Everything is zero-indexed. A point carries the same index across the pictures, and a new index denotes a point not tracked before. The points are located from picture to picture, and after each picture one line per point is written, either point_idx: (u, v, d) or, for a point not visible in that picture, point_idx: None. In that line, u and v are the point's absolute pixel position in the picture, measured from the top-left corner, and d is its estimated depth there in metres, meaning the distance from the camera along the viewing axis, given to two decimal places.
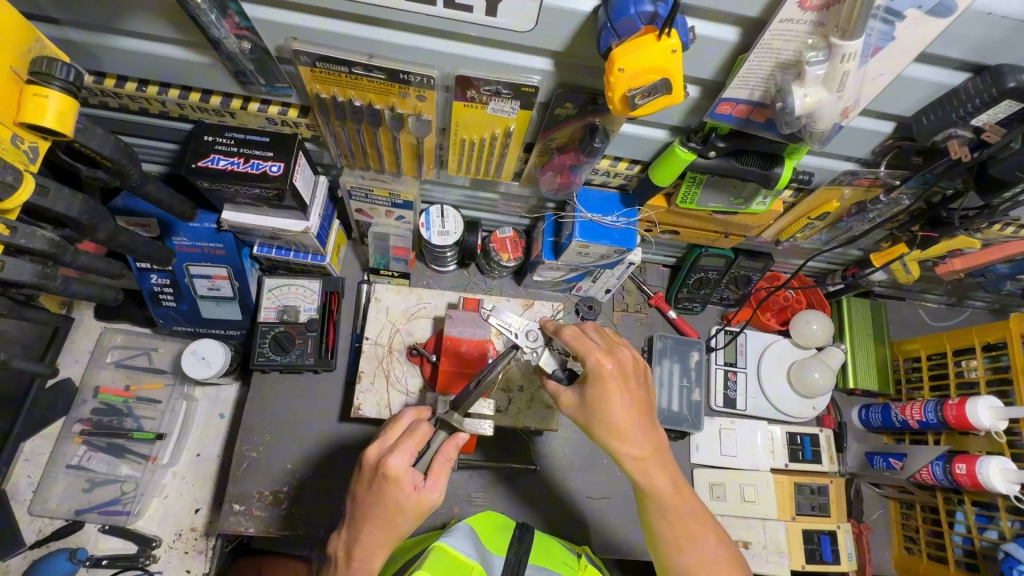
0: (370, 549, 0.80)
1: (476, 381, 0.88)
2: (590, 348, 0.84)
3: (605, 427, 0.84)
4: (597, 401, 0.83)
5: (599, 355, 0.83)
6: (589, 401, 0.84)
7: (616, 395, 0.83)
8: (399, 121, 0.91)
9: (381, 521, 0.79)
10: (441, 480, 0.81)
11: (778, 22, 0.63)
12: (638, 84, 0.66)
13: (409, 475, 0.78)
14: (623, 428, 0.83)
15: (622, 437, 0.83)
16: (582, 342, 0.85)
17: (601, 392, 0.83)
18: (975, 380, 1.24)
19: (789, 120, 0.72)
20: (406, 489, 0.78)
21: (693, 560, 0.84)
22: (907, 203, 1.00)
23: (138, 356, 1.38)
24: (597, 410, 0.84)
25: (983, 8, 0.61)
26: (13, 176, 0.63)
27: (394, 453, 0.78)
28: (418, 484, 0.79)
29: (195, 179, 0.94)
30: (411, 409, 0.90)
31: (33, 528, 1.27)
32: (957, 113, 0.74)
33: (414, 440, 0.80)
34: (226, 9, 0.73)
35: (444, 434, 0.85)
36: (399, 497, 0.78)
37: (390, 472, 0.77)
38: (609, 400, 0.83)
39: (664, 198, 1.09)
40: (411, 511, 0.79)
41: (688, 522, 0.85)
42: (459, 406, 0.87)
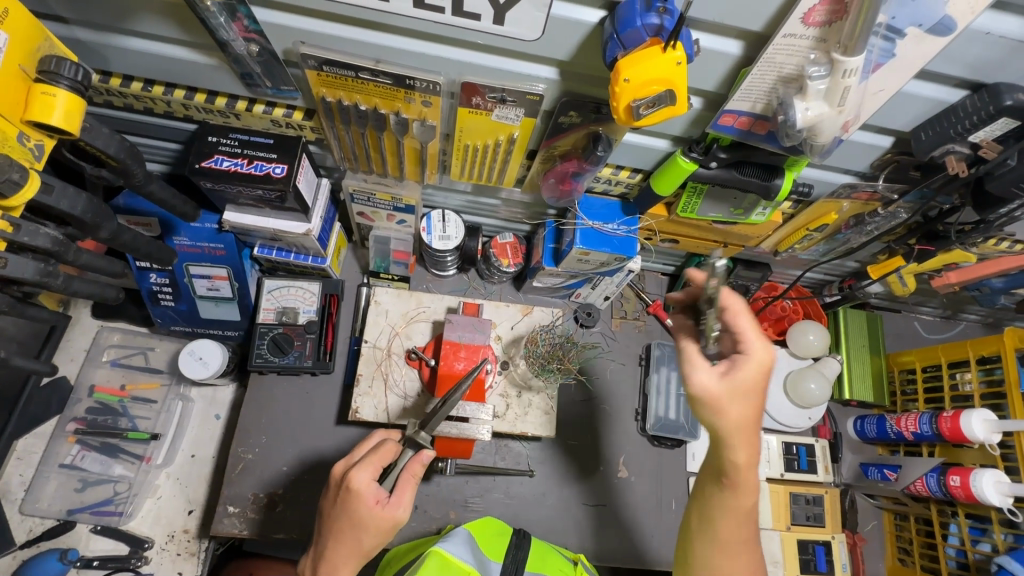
0: (335, 565, 0.80)
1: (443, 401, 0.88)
2: (759, 334, 0.69)
3: (733, 422, 0.69)
4: (748, 394, 0.69)
5: (765, 344, 0.70)
6: (729, 391, 0.69)
7: (759, 394, 0.70)
8: (403, 125, 0.91)
9: (349, 537, 0.79)
10: (405, 497, 0.81)
11: (781, 38, 0.64)
12: (643, 94, 0.66)
13: (371, 489, 0.79)
14: (745, 427, 0.70)
15: (740, 437, 0.70)
16: (755, 326, 0.70)
17: (753, 377, 0.69)
18: (970, 393, 1.25)
19: (790, 133, 0.73)
20: (369, 504, 0.79)
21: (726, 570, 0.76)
22: (905, 217, 1.01)
23: (135, 356, 1.37)
24: (739, 399, 0.69)
25: (982, 28, 0.62)
26: (20, 174, 0.63)
27: (358, 468, 0.80)
28: (381, 499, 0.80)
29: (199, 179, 0.95)
30: (382, 430, 0.91)
31: (24, 528, 1.26)
32: (955, 128, 0.74)
33: (378, 455, 0.83)
34: (236, 13, 0.74)
35: (410, 451, 0.84)
36: (360, 512, 0.79)
37: (351, 485, 0.79)
38: (745, 397, 0.69)
39: (664, 207, 1.10)
40: (375, 528, 0.79)
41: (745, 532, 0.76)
42: (424, 422, 0.86)
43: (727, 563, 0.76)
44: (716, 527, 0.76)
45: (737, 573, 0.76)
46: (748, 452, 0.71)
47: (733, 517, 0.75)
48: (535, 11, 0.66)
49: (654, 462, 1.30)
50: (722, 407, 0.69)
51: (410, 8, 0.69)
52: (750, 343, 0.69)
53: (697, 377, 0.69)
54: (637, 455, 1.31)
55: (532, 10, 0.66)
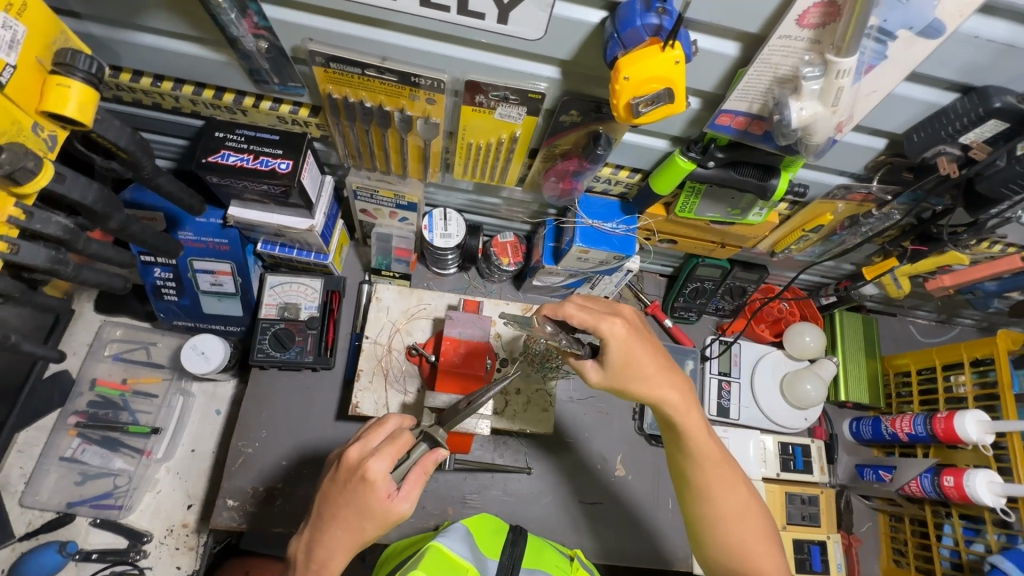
0: (331, 550, 0.82)
1: (468, 402, 0.87)
2: (599, 317, 0.81)
3: (640, 383, 0.83)
4: (628, 363, 0.82)
5: (609, 320, 0.81)
6: (613, 366, 0.82)
7: (640, 350, 0.82)
8: (407, 123, 0.93)
9: (348, 524, 0.81)
10: (413, 493, 0.81)
11: (777, 39, 0.66)
12: (642, 92, 0.68)
13: (386, 482, 0.79)
14: (658, 380, 0.83)
15: (655, 386, 0.83)
16: (592, 313, 0.82)
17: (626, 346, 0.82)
18: (963, 395, 1.27)
19: (785, 132, 0.75)
20: (379, 496, 0.79)
21: (725, 508, 0.86)
22: (898, 218, 1.03)
23: (136, 350, 1.38)
24: (630, 369, 0.82)
25: (970, 31, 0.64)
26: (35, 163, 0.65)
27: (377, 458, 0.79)
28: (391, 493, 0.80)
29: (205, 173, 0.96)
30: (397, 415, 0.90)
31: (24, 520, 1.26)
32: (947, 130, 0.76)
33: (396, 445, 0.81)
34: (246, 10, 0.75)
35: (424, 446, 0.84)
36: (372, 503, 0.79)
37: (368, 476, 0.78)
38: (628, 369, 0.82)
39: (663, 207, 1.12)
40: (380, 520, 0.80)
41: (715, 465, 0.86)
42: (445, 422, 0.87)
43: (719, 501, 0.86)
44: (693, 482, 0.86)
45: (730, 508, 0.86)
46: (670, 390, 0.83)
47: (692, 457, 0.86)
48: (539, 10, 0.68)
49: (652, 461, 1.31)
50: (626, 385, 0.84)
51: (417, 7, 0.71)
52: (598, 331, 0.81)
53: (593, 375, 0.85)
54: (634, 454, 1.31)
55: (535, 9, 0.68)
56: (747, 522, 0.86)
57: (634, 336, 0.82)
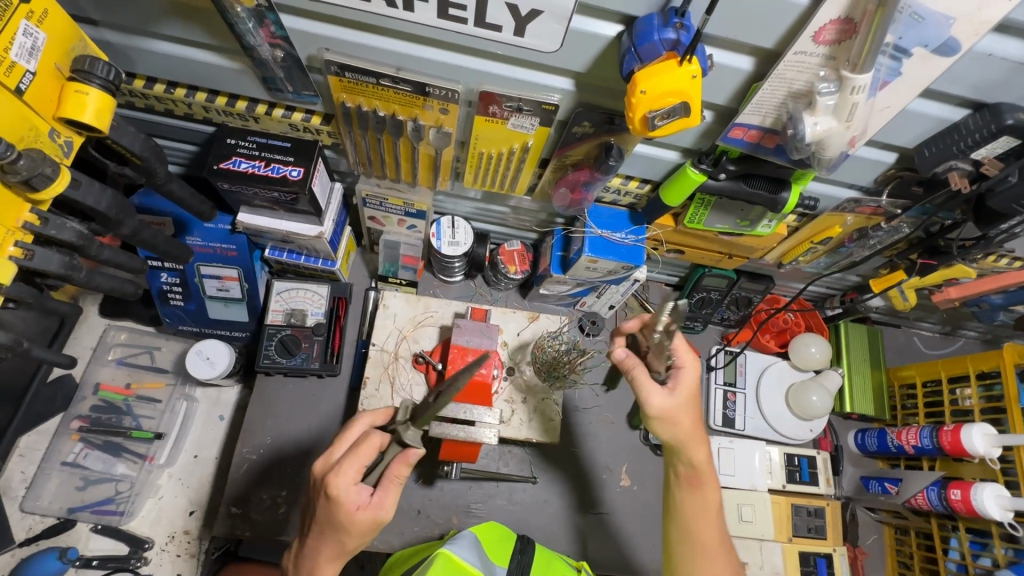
0: (317, 560, 0.82)
1: (436, 396, 0.78)
2: (689, 351, 0.87)
3: (683, 431, 0.86)
4: (687, 403, 0.85)
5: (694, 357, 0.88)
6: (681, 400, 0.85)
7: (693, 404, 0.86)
8: (419, 132, 0.93)
9: (328, 536, 0.80)
10: (387, 497, 0.79)
11: (792, 55, 0.67)
12: (658, 105, 0.69)
13: (351, 494, 0.78)
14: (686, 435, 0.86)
15: (691, 441, 0.86)
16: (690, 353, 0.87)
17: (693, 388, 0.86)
18: (969, 408, 1.27)
19: (799, 146, 0.75)
20: (349, 508, 0.78)
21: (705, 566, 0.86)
22: (907, 231, 1.04)
23: (141, 355, 1.38)
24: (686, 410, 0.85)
25: (984, 50, 0.65)
26: (53, 169, 0.65)
27: (337, 471, 0.78)
28: (363, 503, 0.78)
29: (217, 180, 0.96)
30: (367, 416, 0.89)
31: (24, 525, 1.25)
32: (958, 145, 0.77)
33: (360, 454, 0.80)
34: (264, 19, 0.76)
35: (396, 447, 0.81)
36: (340, 516, 0.78)
37: (330, 491, 0.77)
38: (682, 409, 0.85)
39: (672, 218, 1.12)
40: (355, 530, 0.78)
41: (711, 531, 0.87)
42: (415, 419, 0.79)
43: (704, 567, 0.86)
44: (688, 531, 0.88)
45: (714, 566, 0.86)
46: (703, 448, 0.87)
47: (690, 507, 0.88)
48: (555, 23, 0.68)
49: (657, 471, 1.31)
50: (667, 423, 0.86)
51: (434, 18, 0.71)
52: (682, 360, 0.87)
53: (655, 398, 0.84)
54: (639, 465, 1.31)
55: (552, 23, 0.68)
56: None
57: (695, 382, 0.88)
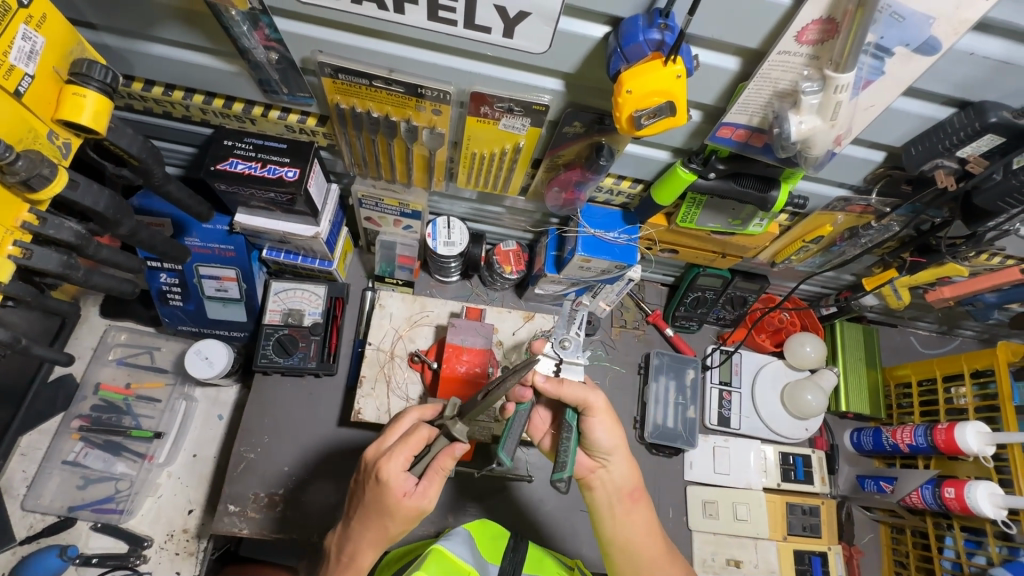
0: (358, 546, 0.85)
1: (484, 393, 0.82)
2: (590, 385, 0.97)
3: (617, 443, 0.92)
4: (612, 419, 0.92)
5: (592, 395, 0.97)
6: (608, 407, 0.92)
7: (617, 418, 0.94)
8: (413, 133, 0.94)
9: (372, 523, 0.83)
10: (432, 489, 0.82)
11: (776, 54, 0.68)
12: (644, 105, 0.70)
13: (401, 480, 0.80)
14: (613, 449, 0.91)
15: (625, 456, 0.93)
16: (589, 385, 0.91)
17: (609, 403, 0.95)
18: (964, 407, 1.27)
19: (785, 145, 0.76)
20: (395, 494, 0.80)
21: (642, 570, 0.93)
22: (897, 230, 1.05)
23: (141, 355, 1.39)
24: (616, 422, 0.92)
25: (966, 48, 0.66)
26: (50, 170, 0.67)
27: (390, 457, 0.81)
28: (409, 490, 0.81)
29: (214, 181, 0.98)
30: (414, 410, 0.91)
31: (25, 523, 1.26)
32: (944, 144, 0.78)
33: (410, 443, 0.82)
34: (258, 22, 0.77)
35: (444, 440, 0.83)
36: (388, 501, 0.80)
37: (381, 475, 0.80)
38: (609, 423, 0.90)
39: (665, 217, 1.13)
40: (400, 517, 0.81)
41: (655, 546, 0.94)
42: (464, 414, 0.83)
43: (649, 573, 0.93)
44: (625, 541, 0.93)
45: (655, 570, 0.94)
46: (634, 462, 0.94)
47: (624, 519, 0.93)
48: (543, 25, 0.69)
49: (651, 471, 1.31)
50: (601, 435, 0.90)
51: (426, 21, 0.73)
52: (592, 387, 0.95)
53: (595, 399, 0.89)
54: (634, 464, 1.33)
55: (540, 24, 0.69)
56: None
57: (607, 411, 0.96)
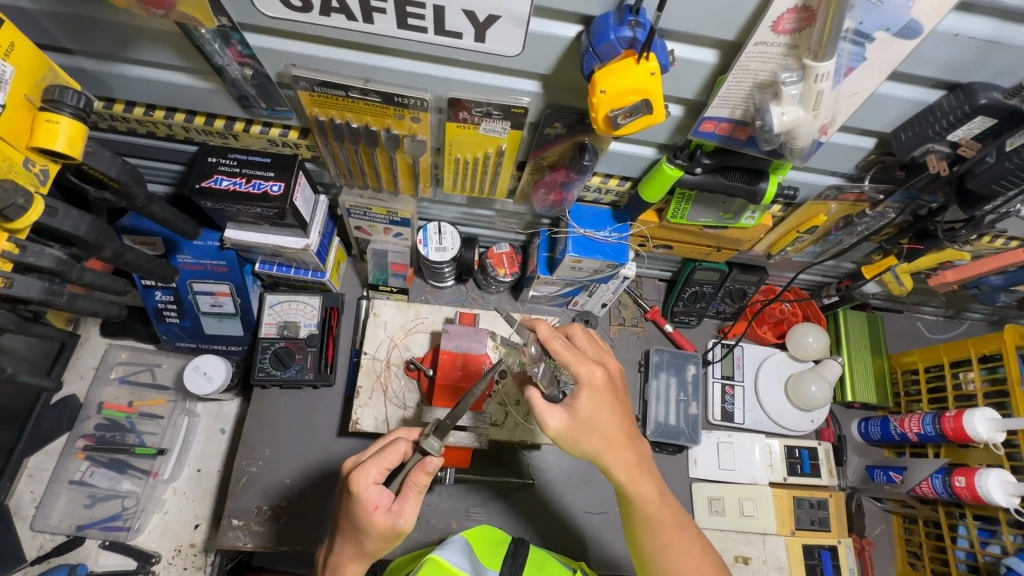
0: (341, 560, 0.84)
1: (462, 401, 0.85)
2: (582, 360, 0.81)
3: (599, 439, 0.81)
4: (595, 413, 0.80)
5: (590, 366, 0.80)
6: (582, 415, 0.80)
7: (606, 405, 0.81)
8: (395, 141, 0.93)
9: (349, 536, 0.82)
10: (408, 507, 0.79)
11: (753, 46, 0.66)
12: (620, 104, 0.69)
13: (371, 493, 0.80)
14: (615, 436, 0.81)
15: (615, 446, 0.82)
16: (572, 352, 0.81)
17: (593, 403, 0.80)
18: (973, 393, 1.24)
19: (768, 137, 0.74)
20: (368, 509, 0.79)
21: (672, 549, 0.86)
22: (894, 216, 1.02)
23: (142, 373, 1.40)
24: (592, 423, 0.81)
25: (950, 30, 0.64)
26: (25, 199, 0.67)
27: (361, 470, 0.81)
28: (382, 505, 0.80)
29: (199, 199, 0.98)
30: (404, 429, 0.93)
31: (35, 544, 1.28)
32: (934, 128, 0.76)
33: (385, 456, 0.82)
34: (229, 39, 0.77)
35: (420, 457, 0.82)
36: (360, 516, 0.79)
37: (352, 488, 0.80)
38: (601, 405, 0.80)
39: (656, 213, 1.11)
40: (374, 535, 0.80)
41: (672, 532, 0.86)
42: (438, 431, 0.83)
43: (676, 562, 0.86)
44: (643, 517, 0.86)
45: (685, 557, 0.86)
46: (628, 450, 0.83)
47: (634, 500, 0.85)
48: (514, 27, 0.68)
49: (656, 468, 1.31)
50: (597, 419, 0.80)
51: (397, 29, 0.72)
52: (577, 374, 0.81)
53: (551, 420, 0.80)
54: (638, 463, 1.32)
55: (511, 27, 0.68)
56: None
57: (609, 388, 0.81)
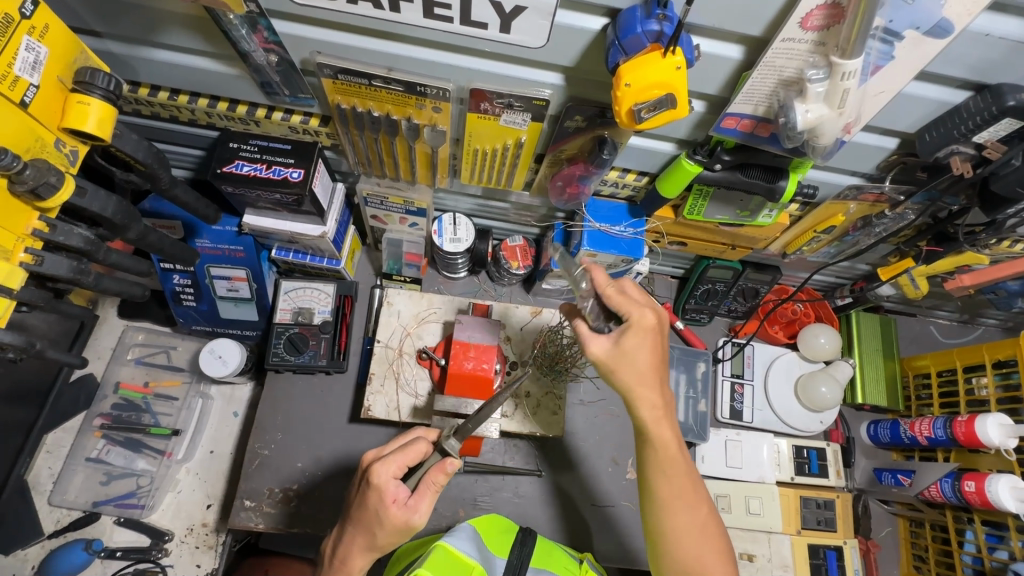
0: (349, 552, 0.84)
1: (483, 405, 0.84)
2: (638, 301, 0.80)
3: (633, 377, 0.80)
4: (635, 351, 0.79)
5: (644, 309, 0.79)
6: (624, 350, 0.79)
7: (649, 346, 0.79)
8: (415, 131, 0.94)
9: (361, 528, 0.83)
10: (423, 504, 0.81)
11: (780, 42, 0.66)
12: (644, 98, 0.69)
13: (391, 487, 0.81)
14: (647, 375, 0.80)
15: (645, 384, 0.80)
16: (625, 298, 0.80)
17: (639, 342, 0.78)
18: (985, 398, 1.23)
19: (791, 134, 0.74)
20: (387, 501, 0.80)
21: (680, 508, 0.84)
22: (913, 218, 1.02)
23: (158, 354, 1.42)
24: (631, 359, 0.79)
25: (981, 30, 0.63)
26: (57, 178, 0.69)
27: (382, 461, 0.82)
28: (400, 499, 0.81)
29: (220, 183, 0.99)
30: (422, 428, 0.94)
31: (52, 518, 1.30)
32: (959, 129, 0.75)
33: (407, 452, 0.84)
34: (256, 25, 0.78)
35: (438, 456, 0.84)
36: (377, 508, 0.80)
37: (372, 479, 0.81)
38: (647, 344, 0.79)
39: (671, 210, 1.12)
40: (387, 527, 0.80)
41: (684, 484, 0.84)
42: (459, 432, 0.85)
43: (678, 517, 0.84)
44: (656, 462, 0.84)
45: (690, 520, 0.84)
46: (656, 393, 0.81)
47: (652, 443, 0.83)
48: (540, 18, 0.68)
49: None
50: (637, 354, 0.79)
51: (421, 18, 0.72)
52: (628, 316, 0.79)
53: (594, 348, 0.81)
54: None
55: (536, 19, 0.68)
56: (704, 536, 0.84)
57: (659, 332, 0.80)
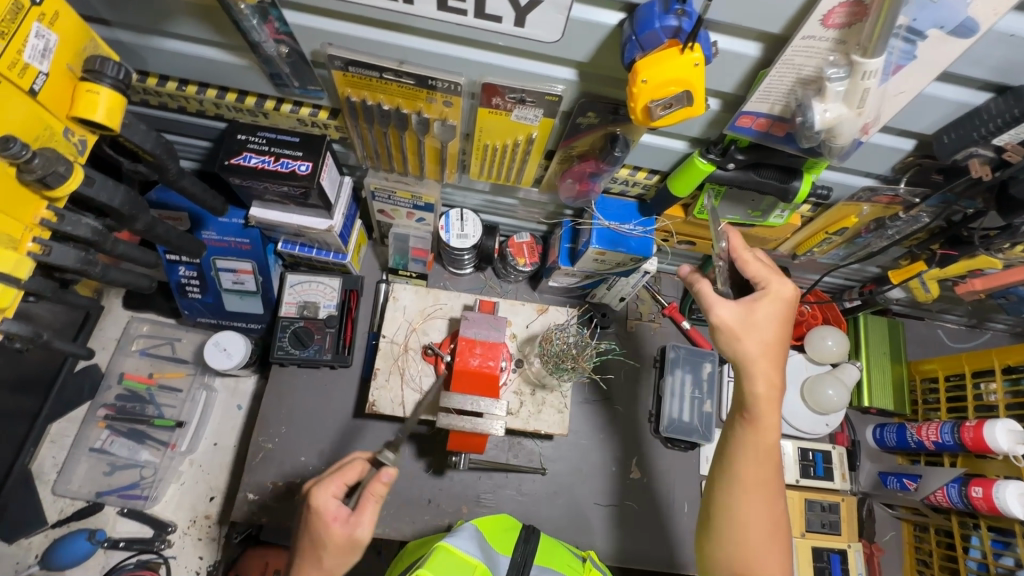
0: None
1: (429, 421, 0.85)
2: (778, 273, 0.84)
3: (760, 347, 0.82)
4: (763, 323, 0.83)
5: (784, 282, 0.84)
6: (755, 318, 0.83)
7: (778, 322, 0.83)
8: (424, 125, 0.93)
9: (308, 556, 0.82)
10: (365, 516, 0.82)
11: (800, 39, 0.65)
12: (660, 95, 0.68)
13: (330, 506, 0.82)
14: (771, 349, 0.83)
15: (769, 359, 0.83)
16: (768, 268, 0.85)
17: (771, 311, 0.83)
18: (994, 404, 1.22)
19: (808, 134, 0.73)
20: (327, 523, 0.81)
21: (754, 499, 0.83)
22: (927, 221, 1.00)
23: (162, 346, 1.42)
24: (760, 330, 0.83)
25: (1006, 30, 0.62)
26: (66, 167, 0.68)
27: (320, 484, 0.85)
28: (340, 516, 0.82)
29: (228, 175, 0.98)
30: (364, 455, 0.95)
31: (56, 508, 1.31)
32: (979, 131, 0.74)
33: (343, 472, 0.86)
34: (267, 15, 0.77)
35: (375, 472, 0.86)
36: (320, 529, 0.81)
37: (311, 502, 0.83)
38: (773, 315, 0.83)
39: (681, 209, 1.11)
40: (333, 546, 0.81)
41: (767, 476, 0.84)
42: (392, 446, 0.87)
43: (744, 507, 0.83)
44: (747, 443, 0.84)
45: (763, 512, 0.83)
46: (773, 372, 0.83)
47: (752, 419, 0.84)
48: (556, 13, 0.67)
49: (668, 464, 1.31)
50: (764, 322, 0.83)
51: (435, 11, 0.71)
52: (768, 286, 0.83)
53: (721, 313, 0.84)
54: (648, 457, 1.31)
55: (552, 13, 0.67)
56: (772, 534, 0.83)
57: (792, 308, 0.84)
